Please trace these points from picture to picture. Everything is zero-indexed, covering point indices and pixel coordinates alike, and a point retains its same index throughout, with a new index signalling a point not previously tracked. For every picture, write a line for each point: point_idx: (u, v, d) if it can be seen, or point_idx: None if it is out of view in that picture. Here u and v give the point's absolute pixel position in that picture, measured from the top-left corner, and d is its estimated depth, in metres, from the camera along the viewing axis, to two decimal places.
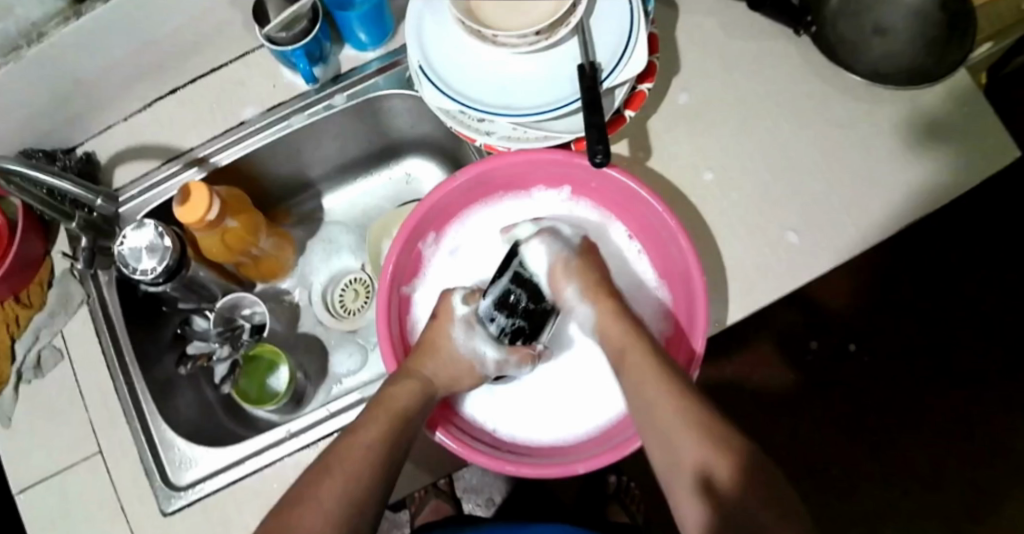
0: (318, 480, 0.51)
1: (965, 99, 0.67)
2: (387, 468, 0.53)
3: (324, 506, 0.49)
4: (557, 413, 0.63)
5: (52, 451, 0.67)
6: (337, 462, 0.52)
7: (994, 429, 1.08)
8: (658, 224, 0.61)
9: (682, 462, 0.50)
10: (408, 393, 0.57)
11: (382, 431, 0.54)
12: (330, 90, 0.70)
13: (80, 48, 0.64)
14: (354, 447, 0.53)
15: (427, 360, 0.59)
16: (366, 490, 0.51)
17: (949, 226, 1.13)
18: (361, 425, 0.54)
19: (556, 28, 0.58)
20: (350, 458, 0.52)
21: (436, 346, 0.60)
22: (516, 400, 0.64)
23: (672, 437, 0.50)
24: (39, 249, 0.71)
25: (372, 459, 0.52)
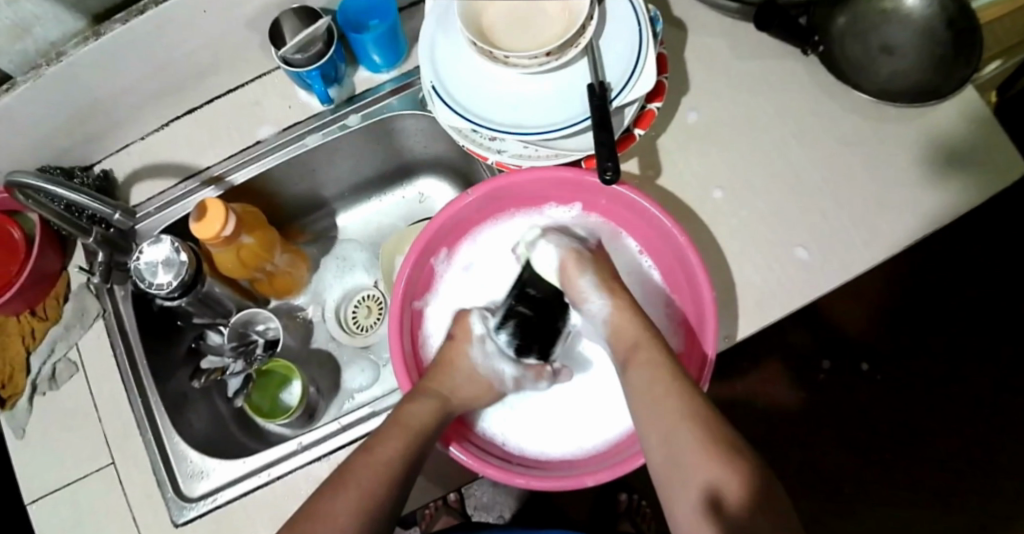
0: (336, 491, 0.52)
1: (974, 115, 0.67)
2: (402, 483, 0.54)
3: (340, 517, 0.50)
4: (574, 425, 0.63)
5: (67, 463, 0.68)
6: (356, 474, 0.53)
7: (1014, 447, 1.06)
8: (668, 240, 0.61)
9: (693, 481, 0.50)
10: (428, 408, 0.57)
11: (400, 445, 0.55)
12: (344, 110, 0.71)
13: (100, 67, 0.66)
14: (372, 460, 0.53)
15: (444, 375, 0.60)
16: (380, 505, 0.52)
17: (962, 242, 1.12)
18: (381, 437, 0.55)
19: (566, 49, 0.59)
20: (368, 470, 0.53)
21: (452, 363, 0.62)
22: (531, 412, 0.65)
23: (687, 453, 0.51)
24: (56, 264, 0.72)
25: (389, 473, 0.53)
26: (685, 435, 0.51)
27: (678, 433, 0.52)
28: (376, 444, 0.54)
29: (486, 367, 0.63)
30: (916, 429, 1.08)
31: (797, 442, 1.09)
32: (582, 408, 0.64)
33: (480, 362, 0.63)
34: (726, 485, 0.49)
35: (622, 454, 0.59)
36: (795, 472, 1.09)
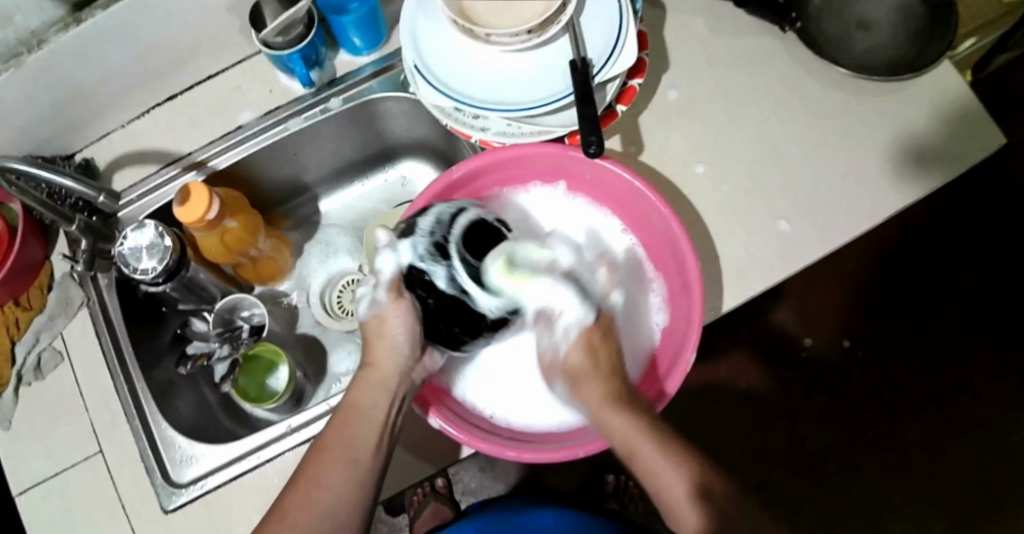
0: (297, 493, 0.53)
1: (950, 85, 0.68)
2: (365, 461, 0.55)
3: (300, 521, 0.52)
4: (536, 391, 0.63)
5: (53, 453, 0.67)
6: (316, 474, 0.54)
7: (995, 420, 1.07)
8: (657, 221, 0.62)
9: (678, 494, 0.54)
10: (368, 394, 0.58)
11: (349, 433, 0.56)
12: (325, 94, 0.71)
13: (80, 53, 0.65)
14: (324, 458, 0.54)
15: (376, 339, 0.58)
16: (351, 490, 0.53)
17: (945, 219, 1.13)
18: (330, 433, 0.56)
19: (546, 26, 0.59)
20: (326, 466, 0.54)
21: (368, 333, 0.59)
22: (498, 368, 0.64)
23: (661, 469, 0.55)
24: (39, 253, 0.72)
25: (349, 456, 0.54)
26: (666, 459, 0.55)
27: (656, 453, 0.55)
28: (325, 440, 0.55)
29: (362, 307, 0.59)
30: (900, 407, 1.09)
31: (783, 422, 1.10)
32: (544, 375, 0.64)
33: (358, 301, 0.59)
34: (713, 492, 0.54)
35: None
36: (781, 451, 1.10)
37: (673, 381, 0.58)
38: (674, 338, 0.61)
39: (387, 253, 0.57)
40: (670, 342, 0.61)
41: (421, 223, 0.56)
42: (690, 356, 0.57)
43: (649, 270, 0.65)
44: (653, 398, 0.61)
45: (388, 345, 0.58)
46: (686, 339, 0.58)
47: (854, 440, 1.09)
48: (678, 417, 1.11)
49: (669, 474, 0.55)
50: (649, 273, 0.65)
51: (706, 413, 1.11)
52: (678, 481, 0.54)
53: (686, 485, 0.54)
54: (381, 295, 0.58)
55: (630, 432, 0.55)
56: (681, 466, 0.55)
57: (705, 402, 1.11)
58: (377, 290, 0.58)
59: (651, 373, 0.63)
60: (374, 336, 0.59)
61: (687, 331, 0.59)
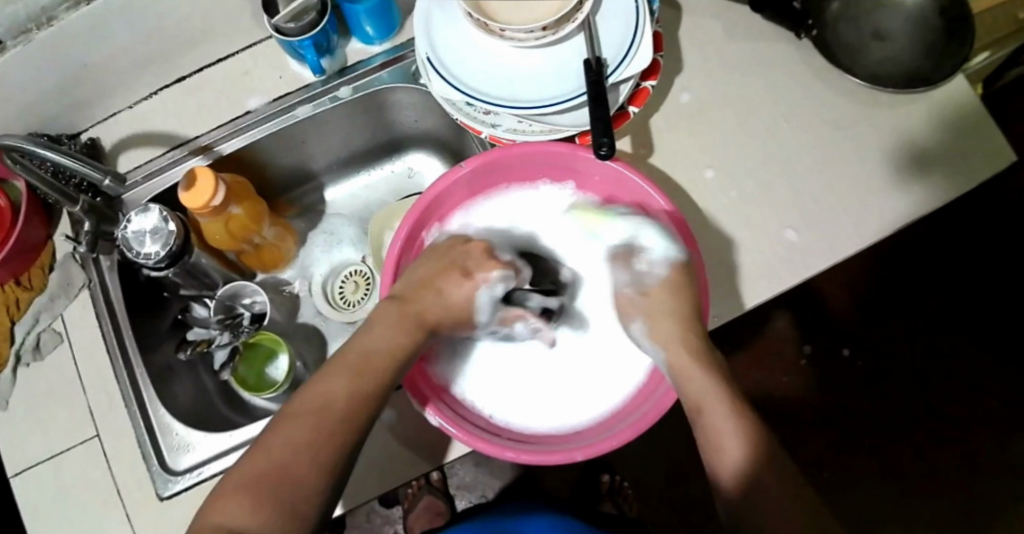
0: (289, 425, 0.49)
1: (963, 101, 0.68)
2: (364, 417, 0.51)
3: (290, 447, 0.48)
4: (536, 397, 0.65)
5: (50, 436, 0.67)
6: (308, 414, 0.50)
7: (989, 434, 1.08)
8: (667, 229, 0.61)
9: (718, 440, 0.52)
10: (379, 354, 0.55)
11: (355, 381, 0.52)
12: (335, 82, 0.70)
13: (90, 31, 0.64)
14: (324, 395, 0.51)
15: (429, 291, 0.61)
16: (338, 443, 0.49)
17: (949, 232, 1.13)
18: (331, 377, 0.52)
19: (562, 23, 0.58)
20: (321, 408, 0.50)
21: (430, 281, 0.61)
22: (495, 366, 0.66)
23: (710, 409, 0.53)
24: (41, 233, 0.71)
25: (348, 407, 0.51)
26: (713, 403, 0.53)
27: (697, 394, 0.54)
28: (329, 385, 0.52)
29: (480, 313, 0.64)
30: (896, 418, 1.10)
31: (780, 428, 1.11)
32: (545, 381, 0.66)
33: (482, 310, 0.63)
34: (735, 448, 0.51)
35: (613, 428, 0.58)
36: None
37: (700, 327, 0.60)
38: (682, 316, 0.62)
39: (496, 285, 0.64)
40: None
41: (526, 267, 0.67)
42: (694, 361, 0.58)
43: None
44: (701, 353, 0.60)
45: (437, 307, 0.61)
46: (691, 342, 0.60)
47: (849, 448, 1.10)
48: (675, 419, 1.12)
49: (716, 412, 0.53)
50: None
51: None
52: (724, 423, 0.52)
53: (729, 426, 0.52)
54: (495, 313, 0.65)
55: (690, 366, 0.56)
56: (731, 412, 0.52)
57: None
58: (492, 287, 0.64)
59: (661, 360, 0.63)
60: (409, 299, 0.60)
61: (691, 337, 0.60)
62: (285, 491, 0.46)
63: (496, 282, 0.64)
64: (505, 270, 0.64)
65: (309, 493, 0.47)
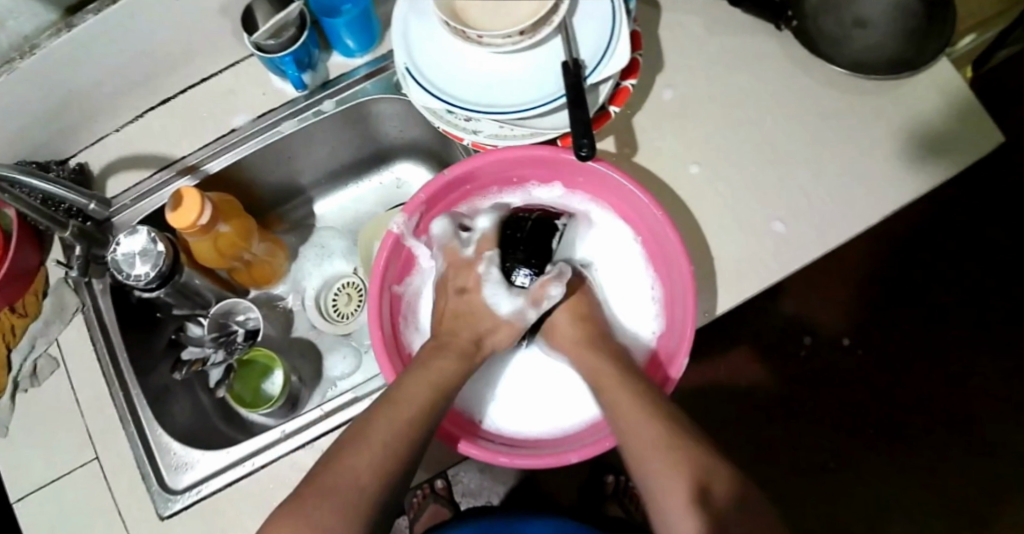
0: (347, 481, 0.52)
1: (946, 86, 0.68)
2: (403, 463, 0.54)
3: (356, 493, 0.51)
4: (560, 404, 0.66)
5: (49, 460, 0.67)
6: (353, 461, 0.53)
7: (998, 419, 1.07)
8: (660, 233, 0.61)
9: (678, 486, 0.51)
10: (421, 396, 0.56)
11: (398, 423, 0.55)
12: (318, 96, 0.71)
13: (73, 58, 0.65)
14: (369, 445, 0.53)
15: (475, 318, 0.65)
16: (379, 488, 0.52)
17: (947, 217, 1.13)
18: (375, 420, 0.55)
19: (539, 27, 0.59)
20: (363, 454, 0.53)
21: (473, 310, 0.66)
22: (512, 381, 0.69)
23: (663, 455, 0.53)
24: (34, 260, 0.72)
25: (390, 453, 0.54)
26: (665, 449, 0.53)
27: (645, 444, 0.54)
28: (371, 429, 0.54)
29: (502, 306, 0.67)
30: (902, 406, 1.09)
31: (785, 421, 1.10)
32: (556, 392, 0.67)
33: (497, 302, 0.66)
34: (713, 483, 0.51)
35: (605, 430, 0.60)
36: (782, 450, 1.09)
37: (676, 367, 0.59)
38: (668, 340, 0.62)
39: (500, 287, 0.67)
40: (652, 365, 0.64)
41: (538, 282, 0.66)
42: (683, 359, 0.59)
43: (650, 274, 0.67)
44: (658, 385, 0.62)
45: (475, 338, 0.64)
46: (680, 341, 0.59)
47: (856, 439, 1.09)
48: None
49: (669, 456, 0.53)
50: (651, 276, 0.67)
51: (706, 413, 1.11)
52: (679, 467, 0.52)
53: (687, 469, 0.52)
54: (518, 295, 0.66)
55: (633, 410, 0.56)
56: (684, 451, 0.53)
57: (706, 402, 1.11)
58: (489, 276, 0.67)
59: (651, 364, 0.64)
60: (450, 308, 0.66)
61: (678, 338, 0.60)
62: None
63: (487, 269, 0.67)
64: (485, 256, 0.67)
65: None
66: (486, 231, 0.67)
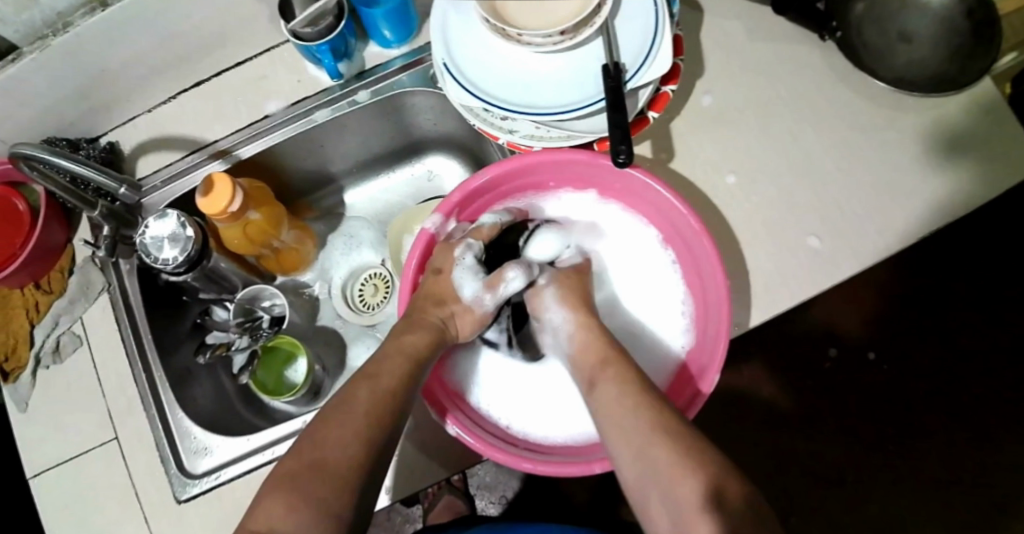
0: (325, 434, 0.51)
1: (992, 106, 0.66)
2: (386, 431, 0.53)
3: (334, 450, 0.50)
4: (556, 400, 0.67)
5: (71, 438, 0.68)
6: (335, 431, 0.51)
7: (1012, 438, 1.06)
8: (695, 247, 0.61)
9: (682, 499, 0.48)
10: (399, 368, 0.57)
11: (380, 388, 0.55)
12: (353, 86, 0.70)
13: (108, 38, 0.65)
14: (352, 405, 0.53)
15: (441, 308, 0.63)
16: (367, 453, 0.51)
17: (971, 233, 1.12)
18: (357, 388, 0.54)
19: (581, 28, 0.57)
20: (346, 423, 0.52)
21: (445, 296, 0.64)
22: (507, 375, 0.69)
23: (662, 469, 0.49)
24: (61, 237, 0.72)
25: (373, 419, 0.52)
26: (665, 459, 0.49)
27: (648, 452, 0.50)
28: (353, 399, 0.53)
29: (464, 290, 0.66)
30: (915, 421, 1.09)
31: (797, 429, 1.10)
32: (553, 397, 0.67)
33: (460, 284, 0.65)
34: (714, 493, 0.47)
35: None
36: (792, 458, 1.09)
37: (708, 381, 0.58)
38: (700, 356, 0.61)
39: (467, 273, 0.66)
40: (674, 391, 0.63)
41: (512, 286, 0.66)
42: (716, 370, 0.58)
43: (683, 288, 0.66)
44: (682, 405, 0.61)
45: (445, 317, 0.63)
46: (712, 355, 0.59)
47: (867, 451, 1.09)
48: (691, 420, 1.11)
49: (667, 466, 0.49)
50: (682, 290, 0.66)
51: (717, 418, 1.11)
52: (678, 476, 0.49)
53: (685, 480, 0.48)
54: (478, 279, 0.66)
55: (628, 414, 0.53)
56: (681, 460, 0.49)
57: (718, 407, 1.12)
58: (463, 260, 0.65)
59: (677, 382, 0.63)
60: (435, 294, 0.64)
61: (712, 352, 0.59)
62: (323, 501, 0.48)
63: (463, 254, 0.65)
64: (464, 240, 0.65)
65: (344, 501, 0.48)
66: (484, 226, 0.66)
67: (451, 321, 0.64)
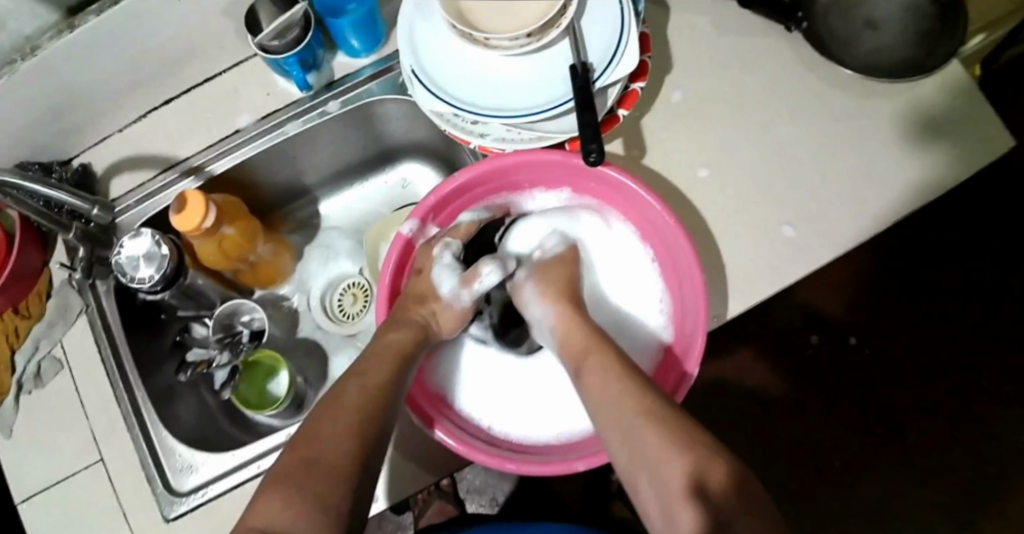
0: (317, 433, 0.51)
1: (960, 88, 0.67)
2: (379, 423, 0.53)
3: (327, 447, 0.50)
4: (542, 400, 0.67)
5: (55, 461, 0.67)
6: (328, 427, 0.51)
7: (1002, 418, 1.07)
8: (670, 243, 0.62)
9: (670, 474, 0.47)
10: (387, 365, 0.57)
11: (369, 385, 0.54)
12: (323, 97, 0.70)
13: (76, 59, 0.64)
14: (342, 404, 0.53)
15: (423, 306, 0.64)
16: (359, 450, 0.51)
17: (952, 216, 1.12)
18: (346, 386, 0.55)
19: (547, 30, 0.58)
20: (339, 418, 0.52)
21: (426, 295, 0.65)
22: (487, 373, 0.69)
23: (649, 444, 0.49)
24: (37, 261, 0.71)
25: (365, 412, 0.53)
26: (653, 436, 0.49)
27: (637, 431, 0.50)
28: (343, 395, 0.53)
29: (442, 287, 0.67)
30: (904, 405, 1.09)
31: (787, 418, 1.10)
32: (539, 397, 0.68)
33: (440, 281, 0.67)
34: (705, 468, 0.46)
35: None
36: (784, 448, 1.09)
37: (693, 359, 0.59)
38: (682, 334, 0.61)
39: (444, 271, 0.67)
40: (660, 376, 0.63)
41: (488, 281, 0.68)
42: (700, 342, 0.58)
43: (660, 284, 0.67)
44: (671, 388, 0.61)
45: (428, 314, 0.64)
46: (694, 328, 0.59)
47: (858, 437, 1.09)
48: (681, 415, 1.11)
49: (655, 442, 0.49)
50: (659, 286, 0.67)
51: (708, 412, 1.11)
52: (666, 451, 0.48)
53: (672, 456, 0.48)
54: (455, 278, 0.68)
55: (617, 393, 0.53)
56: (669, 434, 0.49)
57: (708, 401, 1.12)
58: (441, 259, 0.67)
59: (662, 366, 0.63)
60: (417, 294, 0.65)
61: (693, 325, 0.59)
62: (322, 491, 0.47)
63: (441, 253, 0.67)
64: (441, 240, 0.67)
65: (343, 492, 0.48)
66: (462, 224, 0.68)
67: (433, 318, 0.65)
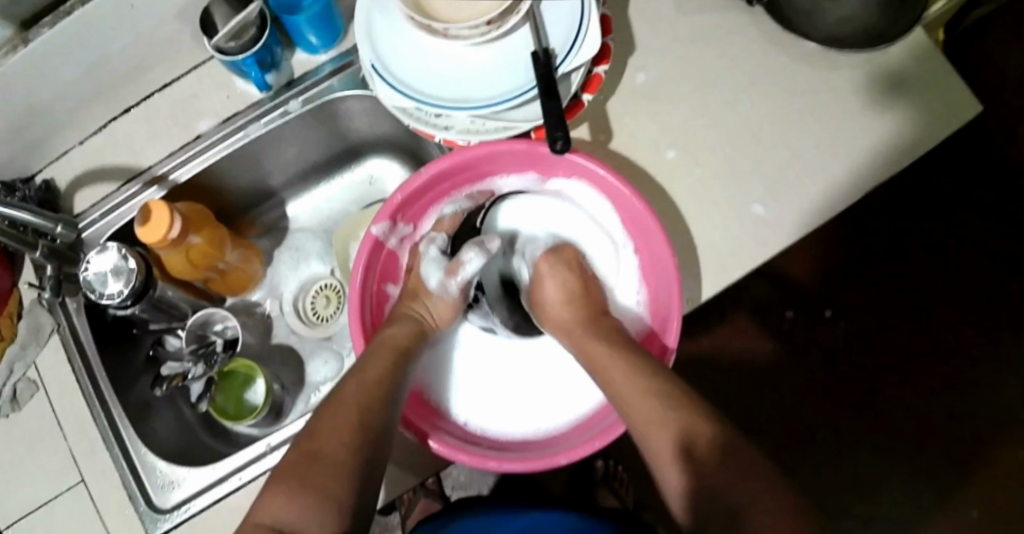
0: (317, 432, 0.51)
1: (924, 55, 0.67)
2: (378, 416, 0.53)
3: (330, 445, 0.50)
4: (531, 398, 0.68)
5: (35, 485, 0.66)
6: (330, 422, 0.52)
7: (981, 379, 1.08)
8: (644, 230, 0.61)
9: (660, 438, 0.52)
10: (383, 360, 0.57)
11: (363, 384, 0.54)
12: (284, 96, 0.69)
13: (27, 74, 0.63)
14: (339, 402, 0.54)
15: (418, 302, 0.66)
16: (361, 444, 0.51)
17: (925, 182, 1.13)
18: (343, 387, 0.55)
19: (506, 17, 0.56)
20: (341, 412, 0.53)
21: (418, 291, 0.67)
22: (471, 367, 0.70)
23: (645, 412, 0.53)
24: (6, 282, 0.69)
25: (363, 406, 0.53)
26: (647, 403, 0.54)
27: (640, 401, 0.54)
28: (343, 391, 0.54)
29: (430, 280, 0.68)
30: (886, 373, 1.10)
31: (771, 393, 1.11)
32: (530, 393, 0.68)
33: (427, 275, 0.68)
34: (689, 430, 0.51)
35: (594, 428, 0.60)
36: (769, 423, 1.11)
37: (672, 336, 0.59)
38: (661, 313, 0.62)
39: (433, 264, 0.68)
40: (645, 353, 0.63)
41: (471, 269, 0.67)
42: (678, 321, 0.58)
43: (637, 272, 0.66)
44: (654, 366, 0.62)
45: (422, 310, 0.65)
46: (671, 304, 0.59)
47: (841, 407, 1.10)
48: None
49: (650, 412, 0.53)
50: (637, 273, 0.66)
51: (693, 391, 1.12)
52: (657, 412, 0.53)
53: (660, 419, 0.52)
54: (439, 270, 0.68)
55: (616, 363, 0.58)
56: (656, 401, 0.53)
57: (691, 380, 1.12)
58: (428, 253, 0.69)
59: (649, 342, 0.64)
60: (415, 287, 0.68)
61: (670, 294, 0.59)
62: (325, 484, 0.48)
63: (428, 248, 0.69)
64: (426, 235, 0.70)
65: (344, 485, 0.49)
66: (446, 217, 0.70)
67: (431, 314, 0.66)
